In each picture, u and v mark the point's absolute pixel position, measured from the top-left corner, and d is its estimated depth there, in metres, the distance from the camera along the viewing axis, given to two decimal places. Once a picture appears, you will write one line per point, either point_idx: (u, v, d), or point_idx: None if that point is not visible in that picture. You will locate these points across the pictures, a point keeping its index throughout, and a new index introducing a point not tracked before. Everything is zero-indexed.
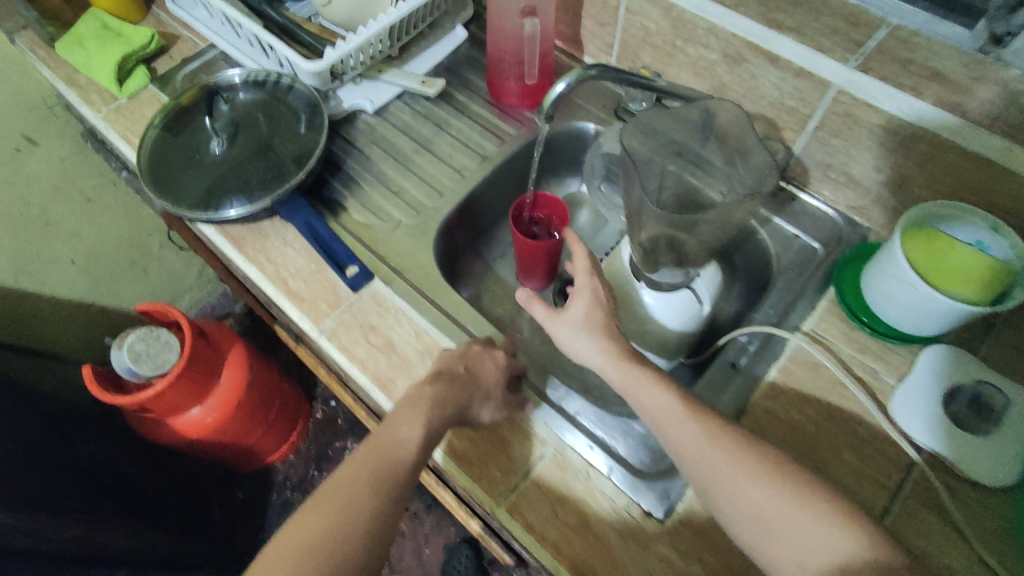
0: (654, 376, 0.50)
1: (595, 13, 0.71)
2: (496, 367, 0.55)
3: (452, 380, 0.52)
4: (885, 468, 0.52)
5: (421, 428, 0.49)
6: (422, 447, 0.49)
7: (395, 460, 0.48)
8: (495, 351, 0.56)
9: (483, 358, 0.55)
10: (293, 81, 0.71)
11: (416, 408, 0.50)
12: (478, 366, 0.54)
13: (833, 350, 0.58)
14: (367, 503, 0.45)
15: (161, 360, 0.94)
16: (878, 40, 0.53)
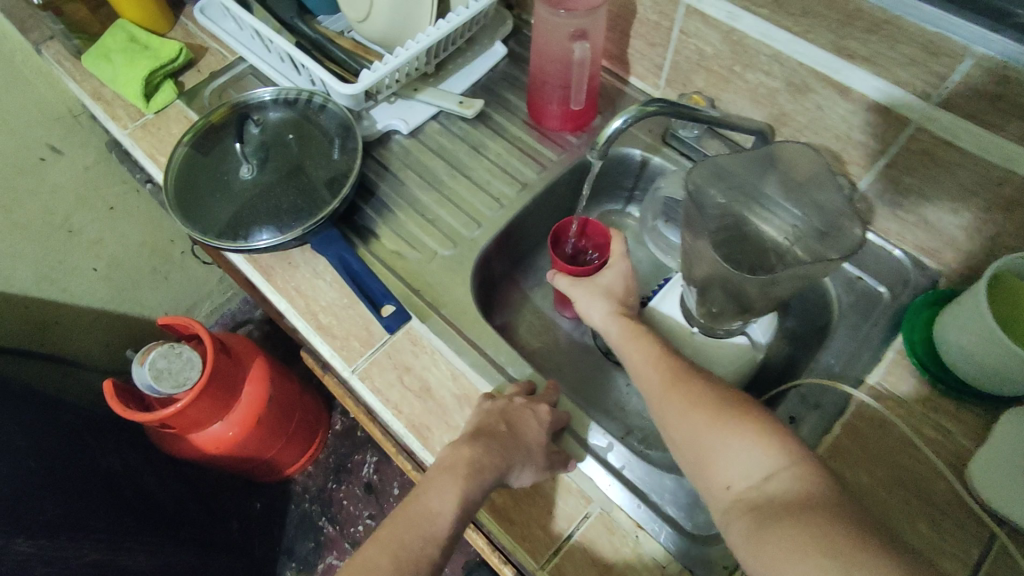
0: (633, 330, 0.54)
1: (644, 33, 0.67)
2: (540, 427, 0.51)
3: (491, 443, 0.49)
4: (962, 542, 0.48)
5: (455, 501, 0.47)
6: (457, 520, 0.47)
7: (430, 534, 0.46)
8: (540, 406, 0.52)
9: (527, 410, 0.51)
10: (326, 101, 0.68)
11: (450, 476, 0.47)
12: (521, 422, 0.50)
13: (901, 406, 0.54)
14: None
15: (182, 378, 0.91)
16: (963, 73, 0.47)
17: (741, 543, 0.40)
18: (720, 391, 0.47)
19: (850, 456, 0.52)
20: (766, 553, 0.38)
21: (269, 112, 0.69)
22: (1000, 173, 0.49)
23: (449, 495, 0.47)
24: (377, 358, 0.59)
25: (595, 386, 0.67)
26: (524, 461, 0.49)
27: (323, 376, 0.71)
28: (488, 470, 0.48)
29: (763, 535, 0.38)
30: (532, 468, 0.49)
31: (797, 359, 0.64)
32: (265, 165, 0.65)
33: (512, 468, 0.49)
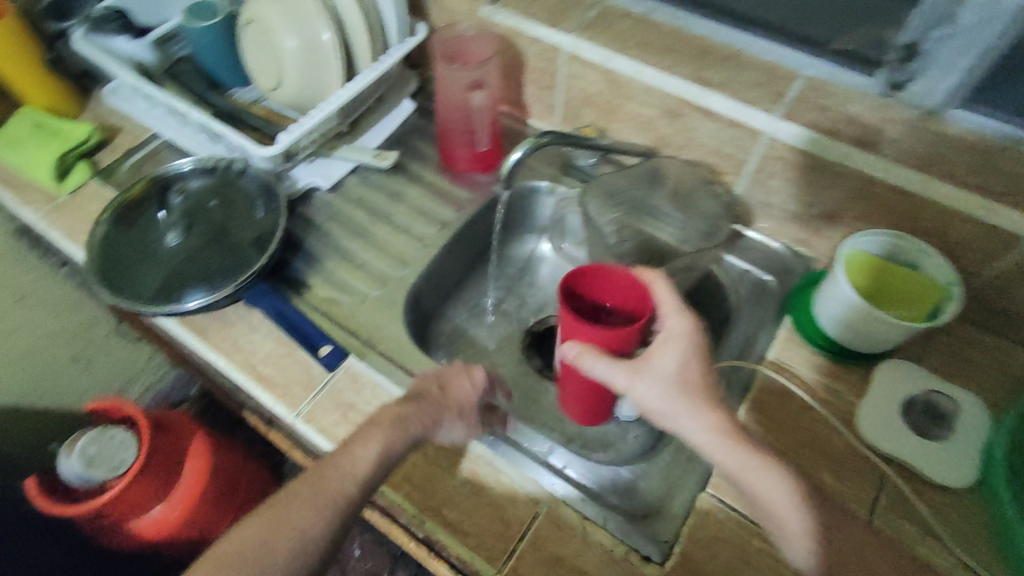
0: (765, 458, 0.46)
1: (536, 80, 0.75)
2: (474, 388, 0.55)
3: (423, 400, 0.52)
4: (862, 485, 0.54)
5: (377, 450, 0.48)
6: (371, 474, 0.47)
7: (349, 477, 0.46)
8: (476, 370, 0.56)
9: (462, 373, 0.56)
10: (245, 165, 0.71)
11: (377, 427, 0.49)
12: (454, 381, 0.55)
13: (796, 376, 0.61)
14: (315, 513, 0.45)
15: (118, 460, 0.91)
16: (798, 89, 0.61)
17: None
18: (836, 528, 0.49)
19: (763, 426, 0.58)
20: None
21: (189, 180, 0.71)
22: (836, 168, 0.60)
23: (368, 454, 0.47)
24: (319, 401, 0.60)
25: (533, 402, 0.71)
26: (454, 420, 0.53)
27: (267, 431, 0.71)
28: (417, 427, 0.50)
29: None
30: (462, 428, 0.54)
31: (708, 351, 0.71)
32: (191, 231, 0.67)
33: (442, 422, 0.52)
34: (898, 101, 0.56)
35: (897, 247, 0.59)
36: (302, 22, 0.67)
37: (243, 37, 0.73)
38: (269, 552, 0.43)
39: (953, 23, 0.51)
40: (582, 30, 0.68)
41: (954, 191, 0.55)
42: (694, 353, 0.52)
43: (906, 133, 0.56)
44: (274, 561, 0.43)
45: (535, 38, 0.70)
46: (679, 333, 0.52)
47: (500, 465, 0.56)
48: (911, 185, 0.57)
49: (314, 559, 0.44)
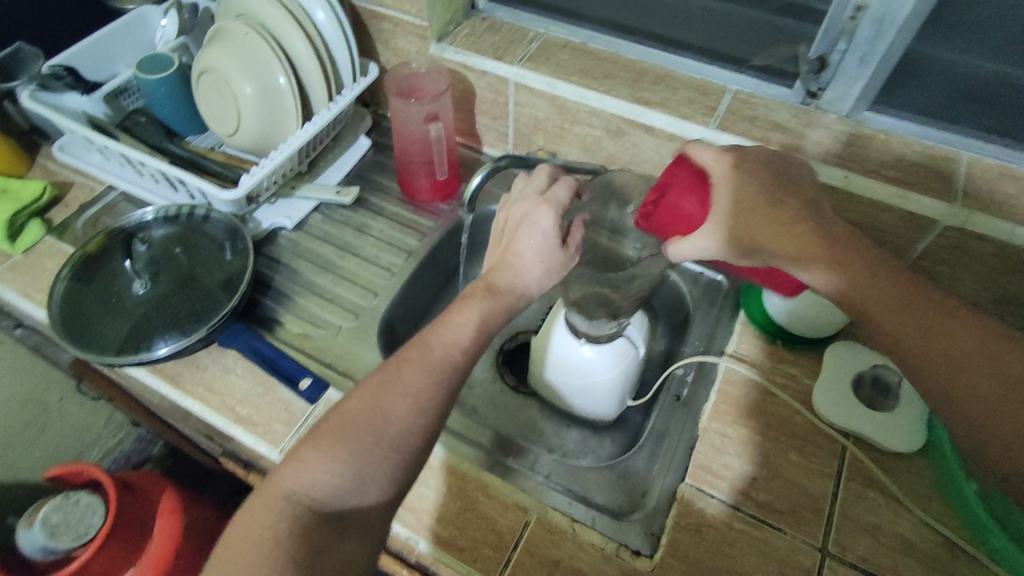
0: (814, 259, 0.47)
1: (487, 110, 0.79)
2: (548, 231, 0.53)
3: (507, 266, 0.53)
4: (824, 459, 0.58)
5: (474, 327, 0.50)
6: (475, 339, 0.49)
7: (450, 351, 0.48)
8: (539, 211, 0.52)
9: (527, 220, 0.53)
10: (208, 211, 0.72)
11: (473, 304, 0.51)
12: (521, 235, 0.53)
13: (756, 366, 0.65)
14: (426, 381, 0.46)
15: (83, 528, 0.87)
16: (726, 104, 0.67)
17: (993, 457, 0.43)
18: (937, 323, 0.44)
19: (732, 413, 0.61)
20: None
21: (152, 229, 0.71)
22: None
23: (467, 323, 0.50)
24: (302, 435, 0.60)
25: (512, 418, 0.73)
26: (548, 269, 0.53)
27: (247, 476, 0.70)
28: (500, 296, 0.52)
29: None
30: (558, 276, 0.54)
31: (674, 352, 0.75)
32: (158, 279, 0.67)
33: (526, 278, 0.53)
34: (817, 107, 0.66)
35: None
36: (257, 68, 0.70)
37: (198, 87, 0.74)
38: (388, 410, 0.44)
39: (851, 39, 0.59)
40: (526, 61, 0.73)
41: (872, 183, 0.61)
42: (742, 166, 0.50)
43: (826, 137, 0.64)
44: (395, 421, 0.44)
45: (484, 71, 0.74)
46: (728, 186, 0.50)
47: (487, 478, 0.57)
48: (834, 182, 0.63)
49: (432, 423, 0.46)
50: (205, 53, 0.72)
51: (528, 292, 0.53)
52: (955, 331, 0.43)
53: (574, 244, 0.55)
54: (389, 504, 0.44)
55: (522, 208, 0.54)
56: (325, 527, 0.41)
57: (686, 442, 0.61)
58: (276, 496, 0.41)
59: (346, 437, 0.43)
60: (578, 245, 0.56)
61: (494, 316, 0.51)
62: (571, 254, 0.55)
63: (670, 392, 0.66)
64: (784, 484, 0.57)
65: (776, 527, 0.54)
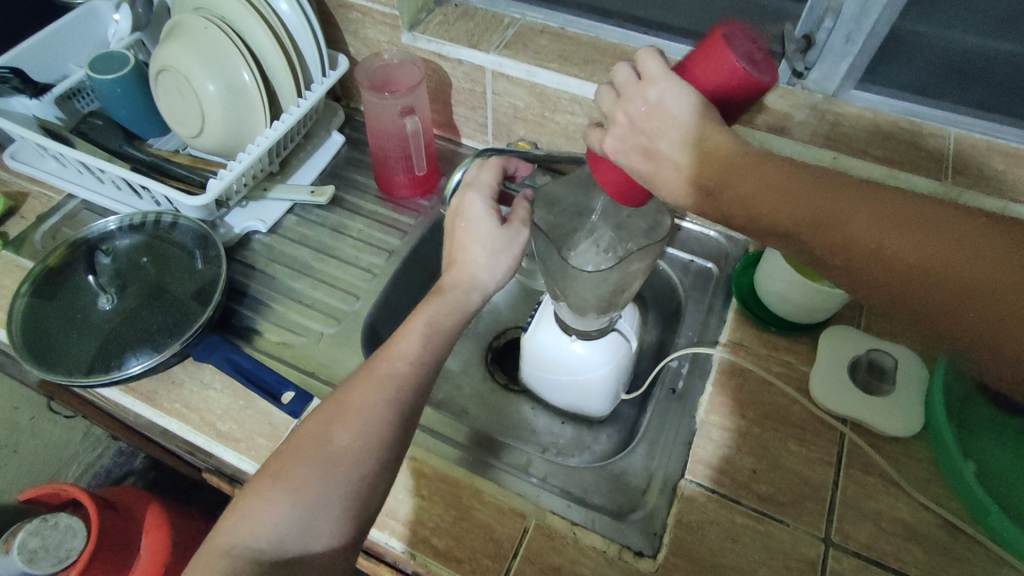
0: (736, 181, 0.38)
1: (464, 100, 0.76)
2: (480, 218, 0.58)
3: (455, 261, 0.58)
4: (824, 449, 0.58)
5: (419, 347, 0.51)
6: (422, 353, 0.51)
7: (396, 375, 0.49)
8: (466, 200, 0.59)
9: (459, 214, 0.59)
10: (175, 218, 0.69)
11: (418, 329, 0.52)
12: (459, 231, 0.59)
13: (752, 354, 0.64)
14: (372, 405, 0.47)
15: (64, 552, 0.83)
16: None
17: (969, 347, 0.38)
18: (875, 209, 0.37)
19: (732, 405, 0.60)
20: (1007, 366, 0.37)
21: (117, 239, 0.67)
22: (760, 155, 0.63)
23: (415, 336, 0.52)
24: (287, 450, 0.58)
25: (504, 417, 0.71)
26: (494, 253, 0.58)
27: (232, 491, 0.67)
28: (450, 288, 0.57)
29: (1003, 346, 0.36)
30: (505, 257, 0.59)
31: (666, 342, 0.73)
32: (125, 293, 0.63)
33: (472, 268, 0.58)
34: (801, 88, 0.64)
35: None
36: (219, 65, 0.66)
37: (157, 87, 0.70)
38: (332, 437, 0.45)
39: (838, 16, 0.57)
40: (503, 49, 0.70)
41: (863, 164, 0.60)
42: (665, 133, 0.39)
43: (812, 118, 0.62)
44: (343, 446, 0.45)
45: (459, 60, 0.71)
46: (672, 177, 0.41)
47: (482, 485, 0.56)
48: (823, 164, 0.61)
49: (387, 443, 0.46)
50: (162, 50, 0.68)
51: (480, 283, 0.58)
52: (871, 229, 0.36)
53: (516, 218, 0.59)
54: (341, 542, 0.44)
55: (456, 201, 0.60)
56: (277, 572, 0.41)
57: (684, 437, 0.59)
58: (220, 550, 0.42)
59: (293, 476, 0.44)
60: (521, 220, 0.60)
61: (444, 306, 0.55)
62: (515, 230, 0.60)
63: (665, 386, 0.65)
64: (785, 475, 0.56)
65: (778, 520, 0.54)
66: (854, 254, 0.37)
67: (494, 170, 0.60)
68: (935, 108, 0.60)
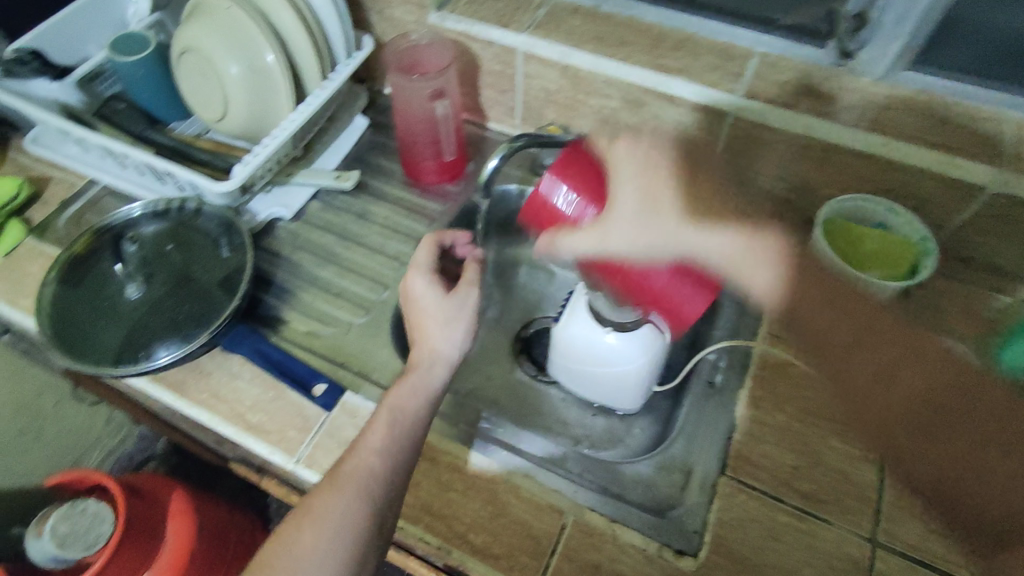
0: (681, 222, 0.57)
1: (493, 83, 0.74)
2: (427, 295, 0.57)
3: (416, 342, 0.57)
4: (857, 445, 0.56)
5: (385, 436, 0.49)
6: (394, 444, 0.48)
7: (366, 476, 0.46)
8: (409, 285, 0.58)
9: (409, 299, 0.58)
10: (200, 204, 0.67)
11: (383, 419, 0.50)
12: (413, 315, 0.58)
13: (791, 347, 0.62)
14: (342, 509, 0.45)
15: (92, 537, 0.83)
16: (754, 68, 0.63)
17: None
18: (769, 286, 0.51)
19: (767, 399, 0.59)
20: None
21: (142, 226, 0.66)
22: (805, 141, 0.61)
23: (380, 427, 0.49)
24: (318, 442, 0.57)
25: (533, 409, 0.70)
26: (447, 324, 0.56)
27: (260, 480, 0.67)
28: (415, 368, 0.54)
29: None
30: (462, 324, 0.57)
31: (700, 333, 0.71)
32: (152, 280, 0.62)
33: (431, 340, 0.56)
34: (849, 70, 0.60)
35: (863, 210, 0.62)
36: (243, 45, 0.63)
37: (179, 68, 0.68)
38: (298, 542, 0.43)
39: None
40: (535, 29, 0.67)
41: (916, 149, 0.57)
42: (663, 178, 0.58)
43: (860, 100, 0.59)
44: (309, 553, 0.43)
45: (489, 41, 0.68)
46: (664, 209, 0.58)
47: (519, 480, 0.55)
48: (873, 149, 0.58)
49: (360, 544, 0.44)
50: (185, 30, 0.65)
51: (445, 354, 0.55)
52: None
53: (462, 283, 0.58)
54: None
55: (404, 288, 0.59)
56: None
57: (722, 432, 0.58)
58: None
59: None
60: (473, 279, 0.59)
61: (406, 390, 0.52)
62: (466, 292, 0.58)
63: (701, 379, 0.62)
64: (828, 472, 0.55)
65: (821, 518, 0.52)
66: (823, 332, 0.57)
67: (430, 249, 0.60)
68: (994, 91, 0.57)
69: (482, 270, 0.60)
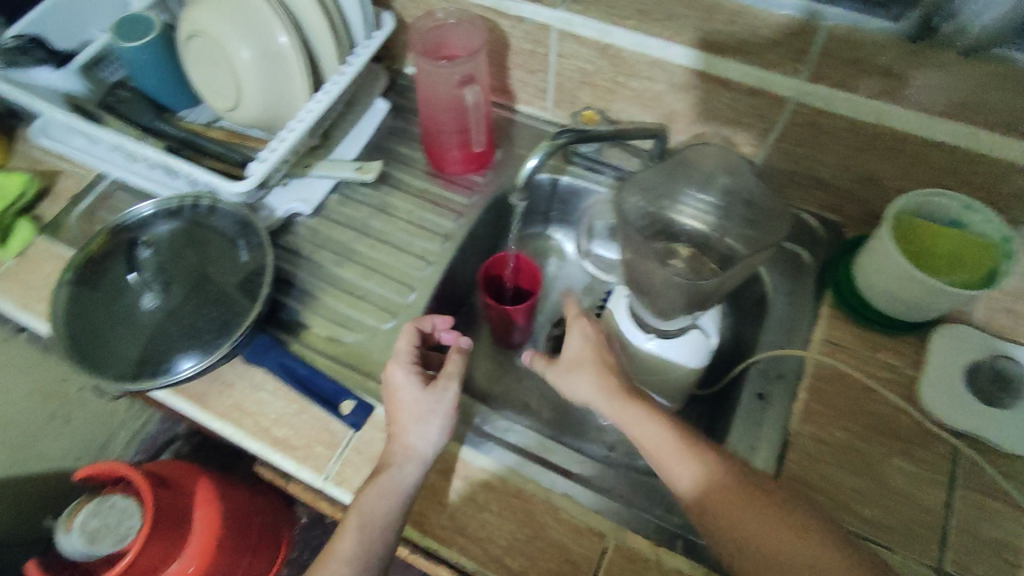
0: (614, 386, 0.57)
1: (523, 62, 0.68)
2: (407, 387, 0.52)
3: (390, 436, 0.50)
4: (909, 476, 0.51)
5: (355, 540, 0.48)
6: (372, 541, 0.48)
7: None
8: (387, 376, 0.53)
9: (384, 389, 0.53)
10: (214, 202, 0.63)
11: (355, 523, 0.48)
12: (388, 408, 0.52)
13: (850, 356, 0.58)
14: None
15: (124, 530, 0.82)
16: (821, 44, 0.54)
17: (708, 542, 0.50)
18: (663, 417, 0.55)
19: (822, 415, 0.55)
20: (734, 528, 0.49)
21: (155, 226, 0.63)
22: (875, 129, 0.55)
23: (351, 533, 0.48)
24: (346, 458, 0.55)
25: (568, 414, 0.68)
26: (422, 420, 0.50)
27: (285, 486, 0.65)
28: (386, 467, 0.49)
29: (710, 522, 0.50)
30: (439, 419, 0.50)
31: (744, 336, 0.67)
32: (170, 286, 0.59)
33: (405, 436, 0.49)
34: (930, 43, 0.52)
35: (937, 204, 0.55)
36: (255, 30, 0.58)
37: (188, 55, 0.63)
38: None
39: None
40: (572, 2, 0.60)
41: (1004, 141, 0.50)
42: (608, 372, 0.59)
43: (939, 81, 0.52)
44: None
45: (521, 17, 0.62)
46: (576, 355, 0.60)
47: (558, 500, 0.52)
48: (957, 141, 0.52)
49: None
50: (192, 13, 0.60)
51: (420, 451, 0.49)
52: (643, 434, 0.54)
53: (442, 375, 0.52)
54: None
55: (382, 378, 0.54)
56: None
57: (775, 447, 0.54)
58: None
59: None
60: (452, 373, 0.52)
61: (376, 495, 0.48)
62: (443, 386, 0.52)
63: (752, 389, 0.58)
64: (893, 497, 0.50)
65: (885, 546, 0.48)
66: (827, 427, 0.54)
67: (409, 333, 0.54)
68: None
69: (462, 359, 0.53)
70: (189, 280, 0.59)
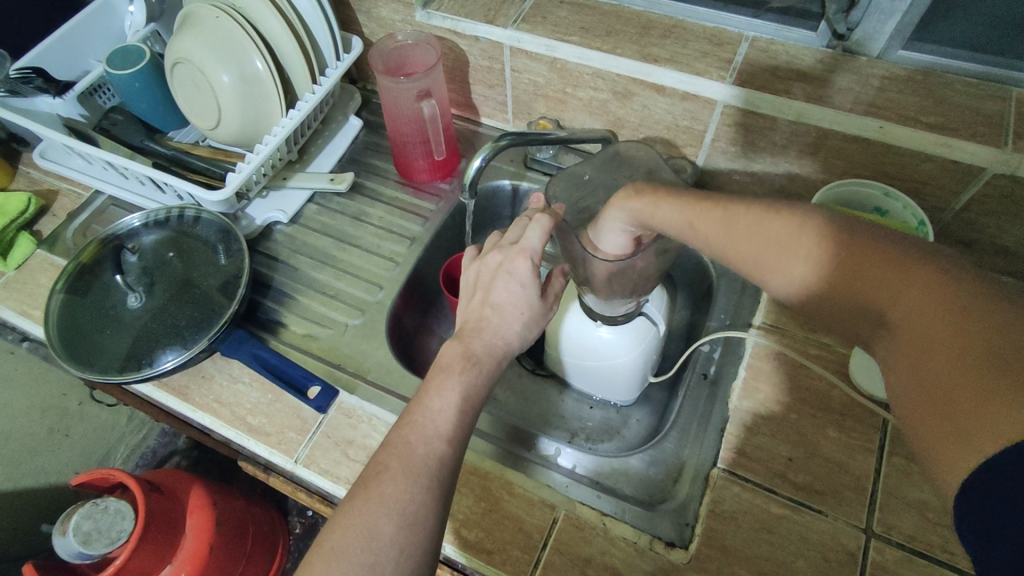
0: (775, 225, 0.38)
1: (482, 78, 0.74)
2: (527, 285, 0.51)
3: (483, 323, 0.50)
4: (980, 285, 0.31)
5: (456, 399, 0.46)
6: (456, 427, 0.45)
7: (433, 454, 0.43)
8: (514, 263, 0.51)
9: (501, 271, 0.51)
10: (198, 212, 0.69)
11: (451, 375, 0.47)
12: (497, 288, 0.51)
13: (786, 337, 0.62)
14: (422, 480, 0.42)
15: (115, 533, 0.83)
16: (744, 54, 0.62)
17: (907, 372, 0.33)
18: (832, 256, 0.36)
19: (823, 240, 0.37)
20: (924, 377, 0.32)
21: (143, 236, 0.68)
22: (798, 127, 0.59)
23: (451, 406, 0.45)
24: (316, 443, 0.59)
25: (533, 405, 0.72)
26: (528, 322, 0.52)
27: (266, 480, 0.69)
28: (489, 356, 0.49)
29: (906, 360, 0.33)
30: (537, 329, 0.53)
31: (696, 325, 0.71)
32: (153, 289, 0.64)
33: (506, 334, 0.50)
34: (843, 50, 0.59)
35: (860, 194, 0.59)
36: (231, 54, 0.64)
37: (173, 79, 0.69)
38: (376, 535, 0.39)
39: None
40: (521, 23, 0.66)
41: (911, 131, 0.54)
42: (762, 233, 0.38)
43: (855, 83, 0.58)
44: (386, 549, 0.39)
45: (476, 36, 0.68)
46: (647, 209, 0.44)
47: (512, 476, 0.56)
48: (868, 134, 0.56)
49: (430, 530, 0.41)
50: (176, 41, 0.66)
51: (510, 350, 0.51)
52: (841, 270, 0.36)
53: (551, 293, 0.54)
54: None
55: (496, 257, 0.52)
56: None
57: (718, 424, 0.58)
58: None
59: (337, 565, 0.38)
60: (557, 294, 0.55)
61: (475, 376, 0.47)
62: (551, 305, 0.54)
63: (698, 369, 0.64)
64: (824, 464, 0.54)
65: (816, 509, 0.52)
66: (797, 376, 0.59)
67: (549, 233, 0.51)
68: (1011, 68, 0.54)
69: (566, 284, 0.56)
70: (172, 283, 0.64)
